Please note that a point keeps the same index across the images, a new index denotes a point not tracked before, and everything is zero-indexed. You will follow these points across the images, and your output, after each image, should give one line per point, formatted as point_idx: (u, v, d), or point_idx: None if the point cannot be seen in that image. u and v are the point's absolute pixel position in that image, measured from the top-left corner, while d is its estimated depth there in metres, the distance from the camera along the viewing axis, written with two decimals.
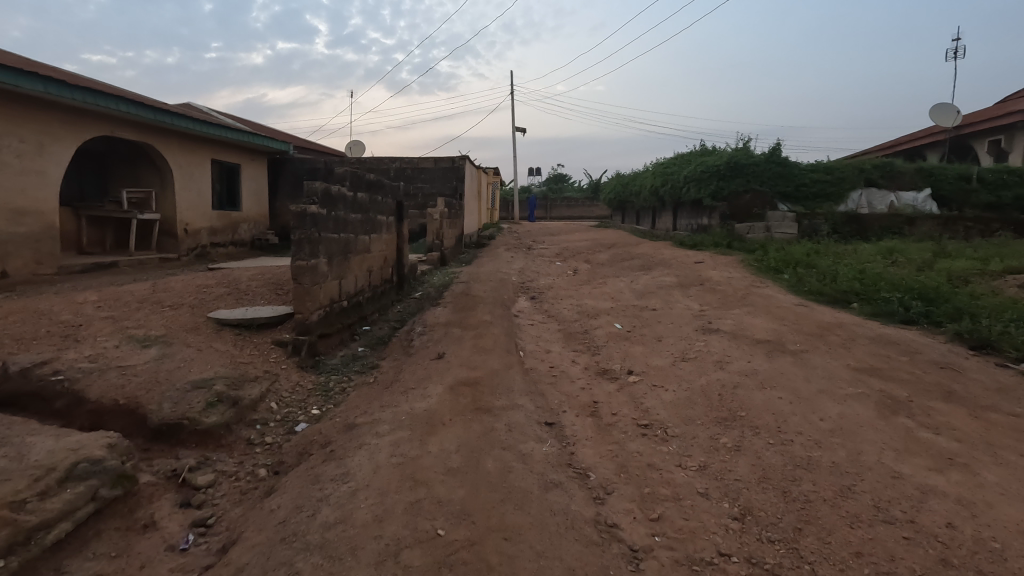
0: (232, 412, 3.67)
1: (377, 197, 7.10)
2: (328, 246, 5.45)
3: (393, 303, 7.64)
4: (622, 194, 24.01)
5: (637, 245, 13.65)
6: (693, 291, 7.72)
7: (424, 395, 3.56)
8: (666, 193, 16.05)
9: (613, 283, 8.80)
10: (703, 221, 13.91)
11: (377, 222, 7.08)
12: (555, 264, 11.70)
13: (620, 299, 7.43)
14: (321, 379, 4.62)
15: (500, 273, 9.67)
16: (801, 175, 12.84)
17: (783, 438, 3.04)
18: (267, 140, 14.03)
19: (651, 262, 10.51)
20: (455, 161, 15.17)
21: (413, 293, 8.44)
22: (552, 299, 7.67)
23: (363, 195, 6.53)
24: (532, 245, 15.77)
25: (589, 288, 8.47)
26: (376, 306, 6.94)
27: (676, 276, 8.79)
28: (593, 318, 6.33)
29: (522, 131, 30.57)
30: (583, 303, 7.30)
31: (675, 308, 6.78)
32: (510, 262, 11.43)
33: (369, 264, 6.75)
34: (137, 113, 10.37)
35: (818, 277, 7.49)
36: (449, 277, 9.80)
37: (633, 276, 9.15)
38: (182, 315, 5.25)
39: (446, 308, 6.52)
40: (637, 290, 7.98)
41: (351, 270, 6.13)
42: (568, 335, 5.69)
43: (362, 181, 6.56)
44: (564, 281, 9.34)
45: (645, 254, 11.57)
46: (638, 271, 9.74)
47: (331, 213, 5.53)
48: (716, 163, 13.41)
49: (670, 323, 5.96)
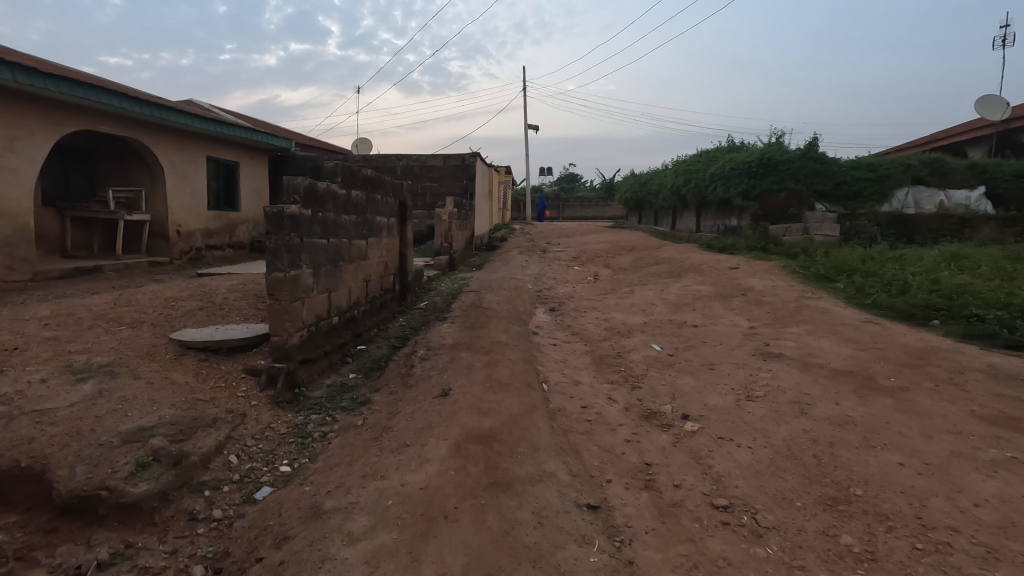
0: (171, 476, 2.80)
1: (376, 196, 6.24)
2: (312, 253, 4.58)
3: (393, 316, 6.77)
4: (639, 194, 23.01)
5: (660, 248, 12.69)
6: (736, 303, 6.77)
7: (423, 458, 2.67)
8: (690, 193, 15.04)
9: (641, 292, 7.87)
10: (732, 223, 12.88)
11: (376, 225, 6.23)
12: (574, 269, 10.79)
13: (653, 312, 6.51)
14: (299, 419, 3.74)
15: (514, 280, 8.78)
16: (841, 173, 11.82)
17: (936, 542, 2.14)
18: (266, 137, 13.24)
19: (680, 267, 9.57)
20: (465, 159, 14.36)
21: (417, 304, 7.60)
22: (576, 312, 6.77)
23: (358, 193, 5.68)
24: (546, 248, 14.85)
25: (616, 298, 7.56)
26: (374, 322, 6.08)
27: (712, 285, 7.84)
28: (626, 337, 5.42)
29: (534, 130, 29.69)
30: (611, 317, 6.39)
31: (719, 324, 5.85)
32: (524, 267, 10.53)
33: (365, 273, 5.89)
34: (123, 106, 9.61)
35: (883, 288, 6.52)
36: (458, 285, 8.93)
37: (663, 285, 8.20)
38: (139, 336, 4.41)
39: (455, 325, 5.65)
40: (671, 301, 7.04)
41: (342, 280, 5.26)
42: (599, 360, 4.79)
43: (358, 176, 5.71)
44: (586, 290, 8.44)
45: (671, 259, 10.61)
46: (668, 278, 8.79)
47: (318, 214, 4.66)
48: (746, 161, 12.40)
49: (719, 346, 5.02)
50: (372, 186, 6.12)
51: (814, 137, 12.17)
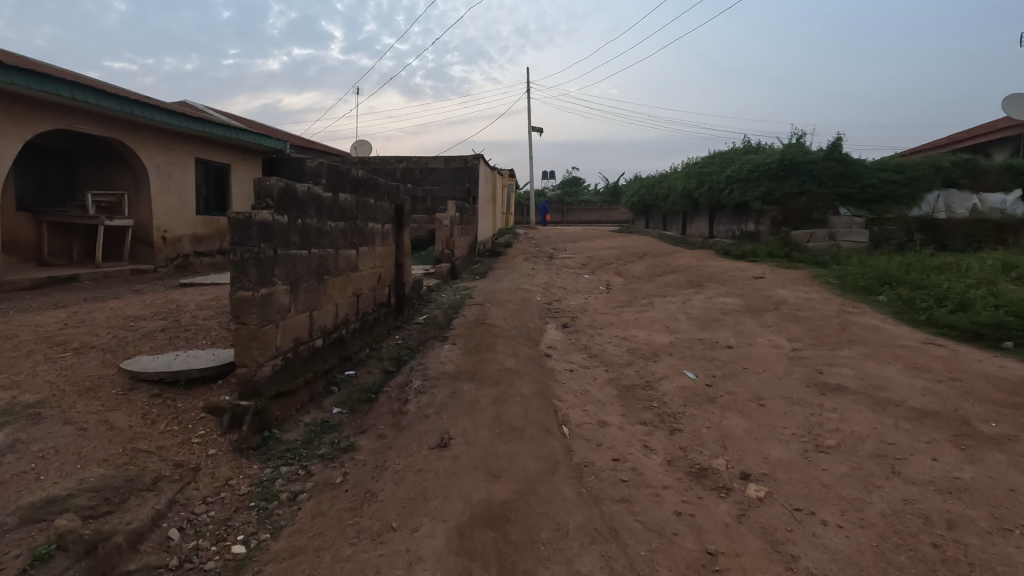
0: (80, 571, 2.11)
1: (369, 199, 5.57)
2: (289, 266, 3.89)
3: (388, 333, 6.09)
4: (647, 198, 22.33)
5: (674, 255, 12.01)
6: (770, 319, 6.06)
7: (415, 558, 1.99)
8: (703, 196, 14.34)
9: (661, 304, 7.17)
10: (750, 228, 12.17)
11: (368, 232, 5.55)
12: (584, 277, 10.11)
13: (678, 330, 5.81)
14: (265, 471, 3.04)
15: (521, 290, 8.09)
16: (866, 175, 11.11)
17: None
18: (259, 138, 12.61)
19: (700, 276, 8.89)
20: (468, 161, 13.72)
21: (415, 318, 6.94)
22: (592, 328, 6.08)
23: (347, 195, 4.99)
24: (553, 254, 14.17)
25: (634, 311, 6.86)
26: (366, 341, 5.41)
27: (739, 297, 7.16)
28: (653, 362, 4.74)
29: (538, 132, 29.13)
30: (631, 335, 5.71)
31: (756, 345, 5.15)
32: (531, 275, 9.86)
33: (356, 286, 5.22)
34: (101, 103, 8.97)
35: (938, 302, 5.83)
36: (461, 296, 8.26)
37: (683, 297, 7.51)
38: (82, 365, 3.73)
39: (457, 346, 4.98)
40: (697, 316, 6.34)
41: (327, 296, 4.58)
42: (625, 391, 4.10)
43: (348, 175, 5.02)
44: (600, 301, 7.75)
45: (688, 267, 9.94)
46: (688, 289, 8.09)
47: (296, 221, 3.97)
48: (766, 162, 11.70)
49: (764, 373, 4.33)
50: (364, 187, 5.44)
51: (837, 136, 11.47)
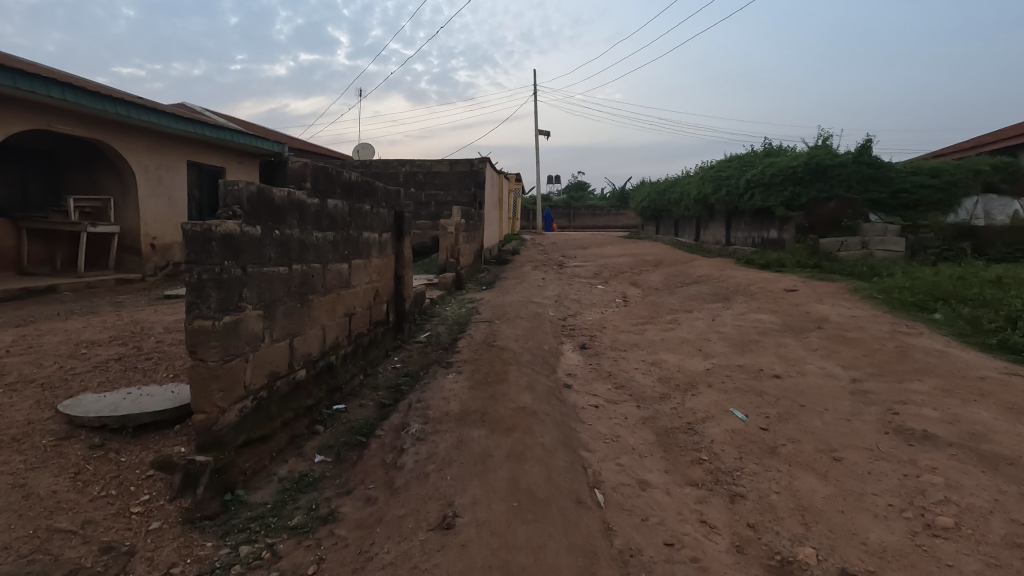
0: None
1: (364, 206, 4.95)
2: (263, 286, 3.26)
3: (386, 355, 5.45)
4: (658, 203, 21.65)
5: (692, 263, 11.34)
6: (815, 340, 5.39)
7: None
8: (721, 201, 13.69)
9: (688, 321, 6.48)
10: (773, 235, 11.51)
11: (363, 243, 4.92)
12: (598, 288, 9.46)
13: (712, 354, 5.13)
14: (220, 553, 2.39)
15: (531, 304, 7.43)
16: (898, 179, 10.41)
17: None
18: (256, 140, 12.04)
19: (725, 288, 8.22)
20: (473, 164, 13.11)
21: (416, 336, 6.30)
22: (613, 351, 5.42)
23: (337, 200, 4.35)
24: (563, 261, 13.52)
25: (659, 329, 6.19)
26: (359, 367, 4.77)
27: (775, 313, 6.49)
28: (690, 396, 4.08)
29: (545, 134, 28.55)
30: (659, 360, 5.04)
31: (807, 374, 4.46)
32: (542, 286, 9.22)
33: (348, 305, 4.58)
34: (85, 103, 8.39)
35: (1009, 324, 5.14)
36: (466, 310, 7.63)
37: (711, 313, 6.83)
38: (12, 405, 3.09)
39: (463, 373, 4.32)
40: (730, 337, 5.65)
41: (313, 319, 3.94)
42: (664, 436, 3.44)
43: (338, 178, 4.38)
44: (619, 316, 7.08)
45: (710, 277, 9.27)
46: (713, 302, 7.40)
47: (272, 232, 3.34)
48: (791, 165, 11.06)
49: (826, 413, 3.65)
50: (358, 192, 4.80)
51: (866, 138, 10.77)
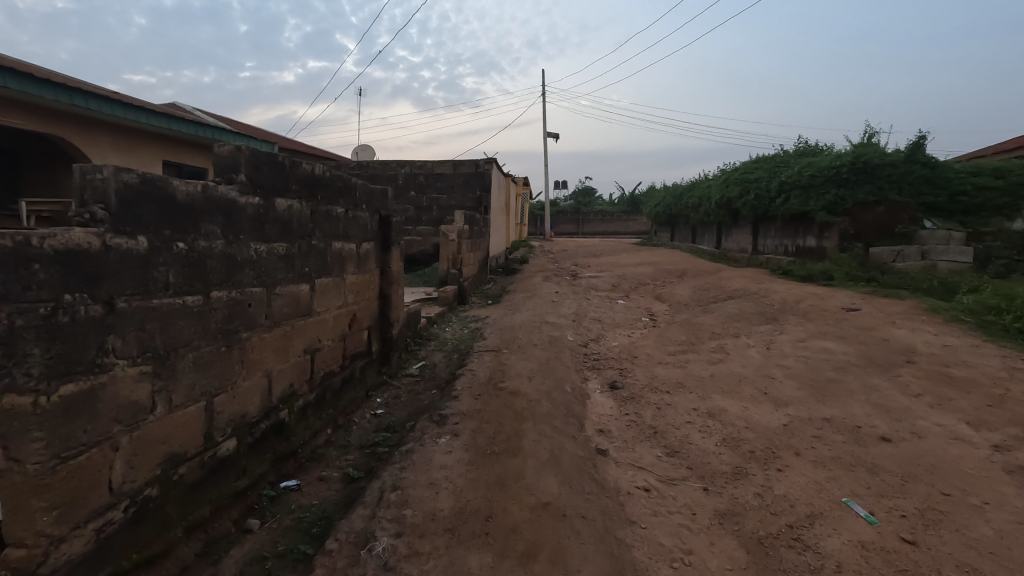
0: None
1: (335, 209, 3.84)
2: (154, 328, 2.14)
3: (364, 397, 4.34)
4: (674, 208, 20.46)
5: (721, 275, 10.18)
6: (912, 380, 4.21)
7: None
8: (749, 205, 12.51)
9: (738, 350, 5.30)
10: (812, 243, 10.33)
11: (331, 256, 3.79)
12: (619, 304, 8.31)
13: (784, 401, 3.95)
14: None
15: (545, 326, 6.28)
16: (956, 181, 9.20)
17: None
18: (242, 139, 10.96)
19: (770, 305, 7.05)
20: (479, 166, 12.06)
21: (406, 368, 5.18)
22: (651, 393, 4.25)
23: (292, 199, 3.23)
24: (576, 272, 12.39)
25: (704, 362, 5.01)
26: (324, 420, 3.65)
27: (844, 341, 5.31)
28: (777, 475, 2.92)
29: (555, 137, 27.30)
30: (716, 408, 3.87)
31: (926, 435, 3.29)
32: (556, 301, 8.09)
33: (307, 339, 3.46)
34: (39, 94, 7.29)
35: None
36: (468, 333, 6.49)
37: (763, 339, 5.65)
38: None
39: (460, 435, 3.19)
40: (799, 374, 4.47)
41: (251, 365, 2.84)
42: (761, 552, 2.30)
43: (294, 170, 3.26)
44: (651, 342, 5.90)
45: (748, 292, 8.11)
46: (761, 325, 6.22)
47: (172, 243, 2.23)
48: (834, 165, 9.90)
49: (989, 511, 2.49)
50: (325, 189, 3.67)
51: (919, 135, 9.59)
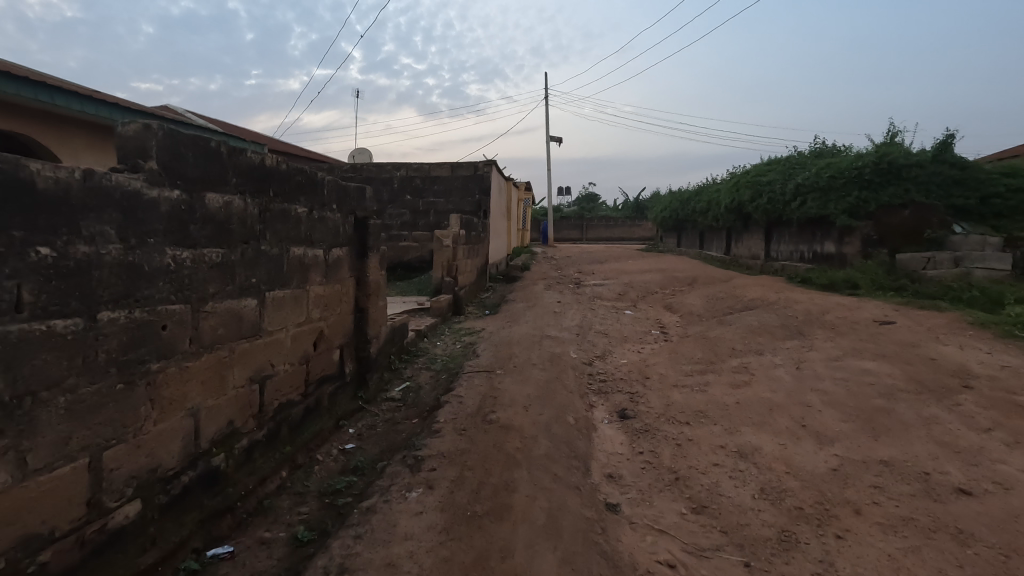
0: None
1: (295, 209, 3.24)
2: None
3: (333, 428, 3.73)
4: (680, 213, 19.86)
5: (735, 283, 9.55)
6: (977, 410, 3.57)
7: None
8: (762, 209, 11.89)
9: (764, 371, 4.65)
10: (831, 249, 9.70)
11: (288, 264, 3.19)
12: (627, 315, 7.69)
13: (827, 436, 3.32)
14: None
15: (545, 341, 5.66)
16: (989, 182, 8.52)
17: None
18: None
19: (793, 318, 6.42)
20: (478, 168, 11.51)
21: (387, 392, 4.57)
22: (669, 424, 3.62)
23: (231, 194, 2.63)
24: (580, 279, 11.78)
25: (727, 385, 4.37)
26: (276, 461, 3.04)
27: (884, 359, 4.67)
28: (837, 546, 2.29)
29: (558, 142, 26.90)
30: (748, 445, 3.23)
31: (1015, 487, 2.64)
32: (558, 312, 7.47)
33: (254, 365, 2.86)
34: None
35: None
36: (460, 348, 5.89)
37: (790, 357, 5.01)
38: None
39: (435, 487, 2.58)
40: (840, 401, 3.83)
41: (168, 404, 2.24)
42: None
43: (235, 159, 2.65)
44: (664, 360, 5.27)
45: (766, 302, 7.48)
46: (786, 340, 5.58)
47: (26, 249, 1.64)
48: (856, 165, 9.28)
49: None
50: (281, 184, 3.07)
51: (948, 133, 8.95)
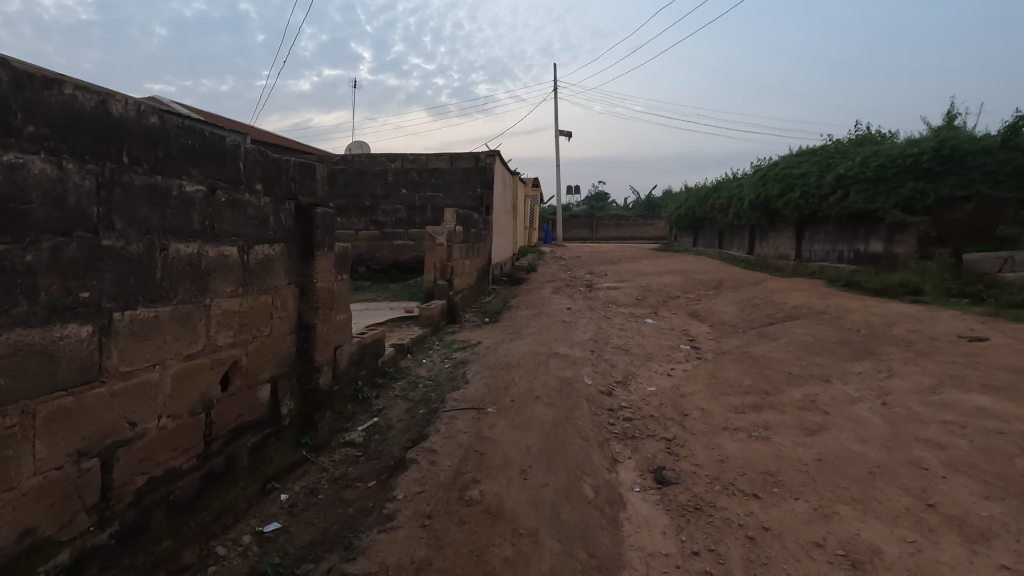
0: None
1: (180, 185, 2.18)
2: None
3: (254, 498, 2.66)
4: (698, 211, 18.69)
5: (769, 287, 8.41)
6: None
7: None
8: (794, 205, 10.72)
9: (840, 409, 3.53)
10: (878, 249, 8.56)
11: (167, 269, 2.13)
12: (648, 326, 6.59)
13: (977, 529, 2.21)
14: None
15: (553, 361, 4.57)
16: None
17: None
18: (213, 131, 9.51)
19: (854, 332, 5.28)
20: (480, 160, 10.44)
21: (345, 434, 3.51)
22: (728, 499, 2.52)
23: (23, 153, 1.58)
24: (591, 282, 10.68)
25: (795, 430, 3.25)
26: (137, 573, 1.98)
27: (1001, 393, 3.54)
28: None
29: (569, 136, 25.73)
30: (860, 545, 2.13)
31: None
32: (569, 322, 6.38)
33: (87, 430, 1.80)
34: None
35: None
36: (447, 369, 4.81)
37: (869, 387, 3.88)
38: None
39: None
40: (970, 463, 2.71)
41: None
42: None
43: (30, 96, 1.60)
44: (703, 388, 4.16)
45: (814, 312, 6.34)
46: (855, 362, 4.45)
47: None
48: (911, 153, 8.11)
49: None
50: (148, 146, 2.01)
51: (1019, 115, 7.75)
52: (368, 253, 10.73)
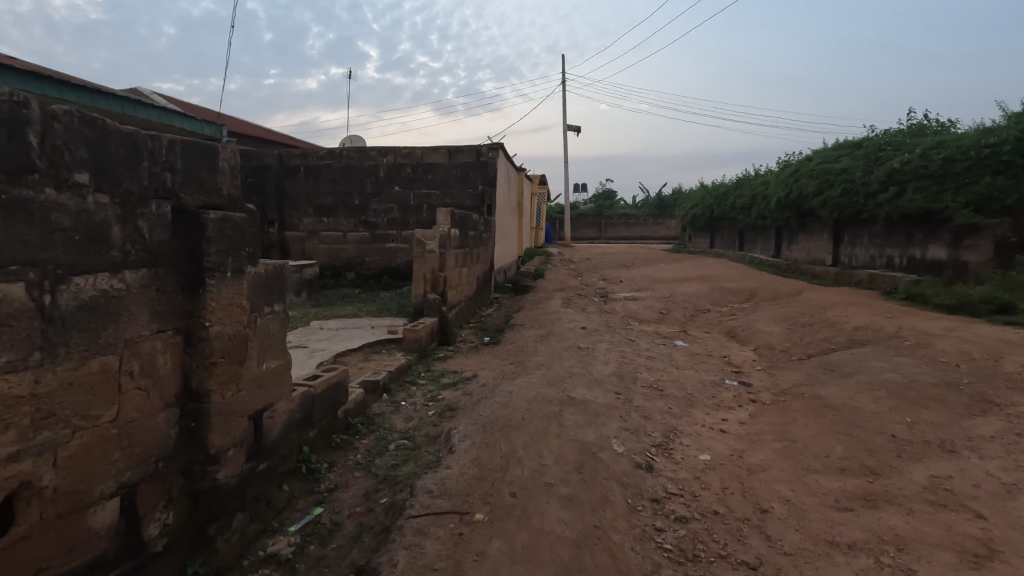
0: None
1: None
2: None
3: None
4: (716, 210, 17.48)
5: (815, 299, 7.24)
6: None
7: None
8: (833, 204, 9.54)
9: (998, 510, 2.39)
10: (941, 255, 7.39)
11: None
12: (681, 352, 5.44)
13: None
14: None
15: (570, 414, 3.43)
16: None
17: None
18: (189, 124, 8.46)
19: (954, 369, 4.11)
20: (481, 154, 9.30)
21: (268, 542, 2.39)
22: None
23: None
24: (605, 291, 9.53)
25: (948, 555, 2.11)
26: None
27: None
28: None
29: (577, 132, 24.43)
30: None
31: None
32: (585, 347, 5.25)
33: None
34: None
35: None
36: (429, 420, 3.68)
37: (1020, 465, 2.73)
38: None
39: None
40: None
41: None
42: None
43: None
44: (776, 458, 3.02)
45: (885, 337, 5.17)
46: (977, 419, 3.29)
47: None
48: (986, 143, 6.92)
49: None
50: None
51: None
52: (357, 257, 9.65)
